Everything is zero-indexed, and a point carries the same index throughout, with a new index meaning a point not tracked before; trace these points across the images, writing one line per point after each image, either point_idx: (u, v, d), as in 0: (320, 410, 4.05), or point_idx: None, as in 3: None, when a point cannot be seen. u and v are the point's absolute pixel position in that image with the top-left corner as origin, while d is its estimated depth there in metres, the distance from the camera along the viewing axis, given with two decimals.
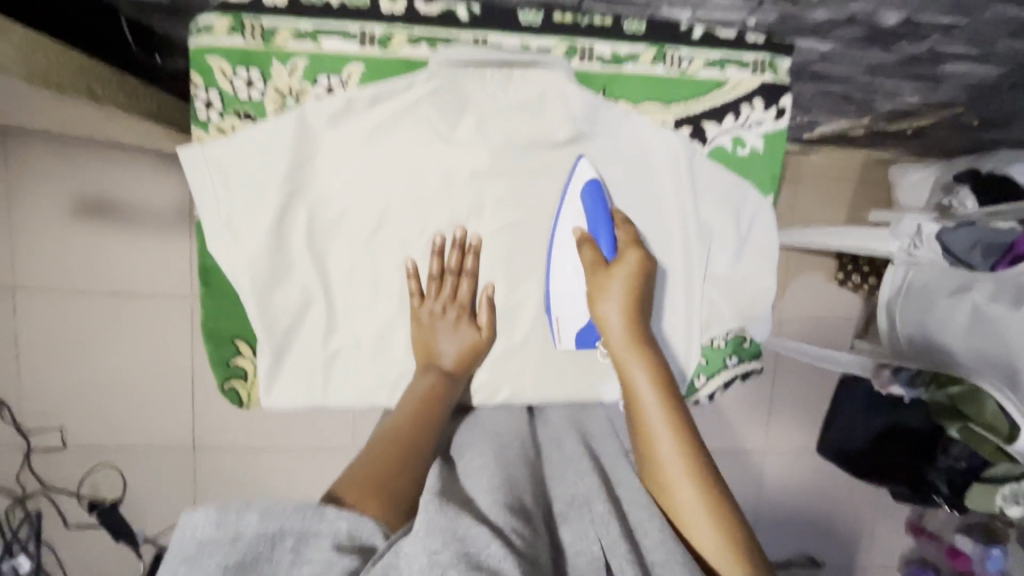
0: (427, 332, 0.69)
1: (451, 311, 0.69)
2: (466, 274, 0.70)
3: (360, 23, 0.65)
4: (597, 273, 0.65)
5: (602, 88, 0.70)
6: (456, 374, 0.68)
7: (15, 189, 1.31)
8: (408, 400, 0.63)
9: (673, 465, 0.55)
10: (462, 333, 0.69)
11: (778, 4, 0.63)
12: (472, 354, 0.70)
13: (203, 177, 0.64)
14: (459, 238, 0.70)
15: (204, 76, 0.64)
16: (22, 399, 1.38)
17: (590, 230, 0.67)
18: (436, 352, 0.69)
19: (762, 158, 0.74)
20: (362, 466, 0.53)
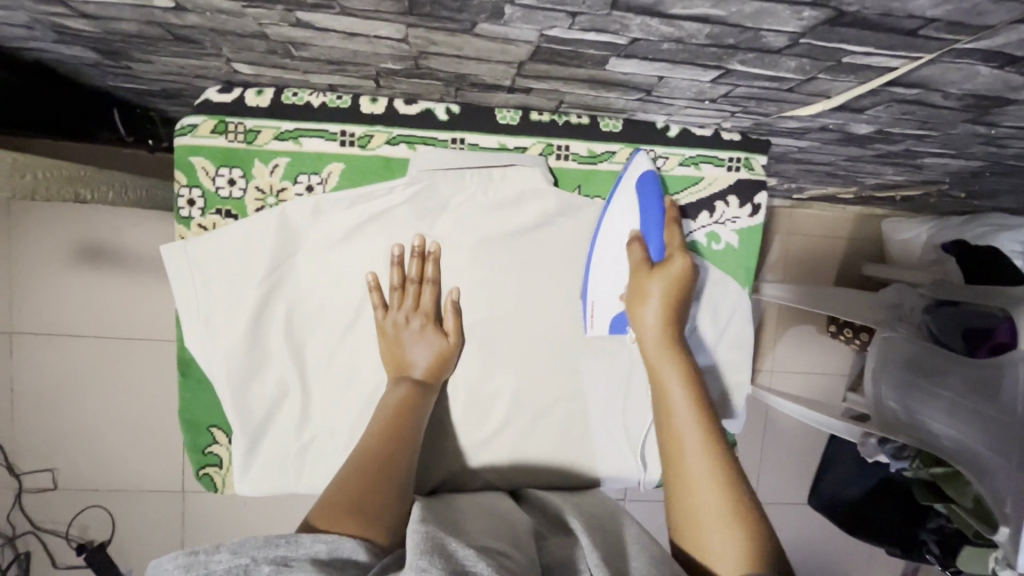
0: (395, 342, 0.68)
1: (416, 319, 0.68)
2: (428, 283, 0.69)
3: (341, 124, 0.66)
4: (638, 274, 0.66)
5: (578, 185, 0.72)
6: (428, 383, 0.67)
7: (14, 237, 1.34)
8: (377, 423, 0.63)
9: (696, 451, 0.58)
10: (429, 337, 0.68)
11: (750, 114, 0.64)
12: (442, 360, 0.69)
13: (182, 275, 0.65)
14: (418, 247, 0.68)
15: (188, 175, 0.66)
16: (16, 440, 1.40)
17: (642, 230, 0.68)
18: (407, 362, 0.67)
19: (736, 252, 0.75)
20: (333, 499, 0.53)
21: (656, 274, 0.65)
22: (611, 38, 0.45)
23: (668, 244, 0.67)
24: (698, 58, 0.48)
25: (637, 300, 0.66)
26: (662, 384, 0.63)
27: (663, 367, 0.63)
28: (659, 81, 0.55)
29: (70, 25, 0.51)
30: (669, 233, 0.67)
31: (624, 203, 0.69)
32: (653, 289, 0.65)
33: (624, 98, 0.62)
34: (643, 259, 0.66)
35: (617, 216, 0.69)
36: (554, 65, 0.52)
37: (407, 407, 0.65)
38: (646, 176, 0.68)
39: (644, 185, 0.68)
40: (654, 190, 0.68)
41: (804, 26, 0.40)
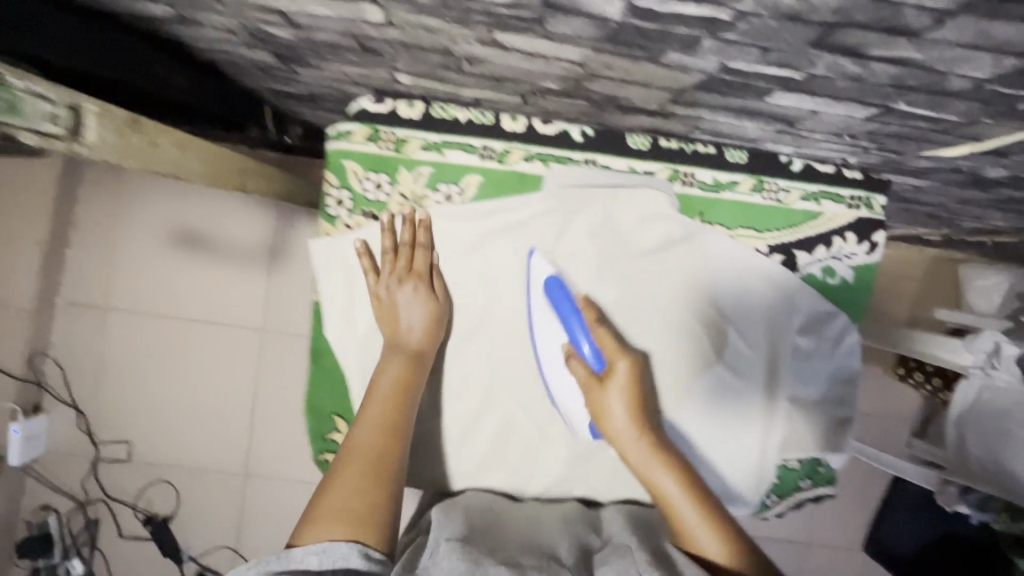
0: (390, 309, 0.69)
1: (408, 283, 0.69)
2: (420, 248, 0.70)
3: (483, 139, 0.71)
4: (590, 390, 0.67)
5: (700, 212, 0.74)
6: (424, 351, 0.68)
7: (120, 218, 1.44)
8: (377, 399, 0.64)
9: (684, 505, 0.60)
10: (419, 301, 0.68)
11: (883, 152, 0.65)
12: (435, 323, 0.69)
13: (325, 269, 0.71)
14: (410, 213, 0.70)
15: (339, 177, 0.71)
16: (99, 411, 1.47)
17: (572, 341, 0.68)
18: (403, 327, 0.68)
19: (850, 289, 0.76)
20: (334, 502, 0.55)
21: (606, 384, 0.67)
22: (789, 73, 0.47)
23: (603, 348, 0.68)
24: (866, 96, 0.50)
25: (600, 418, 0.67)
26: (649, 478, 0.63)
27: (649, 467, 0.63)
28: (809, 115, 0.57)
29: (272, 32, 0.57)
30: (598, 336, 0.69)
31: (544, 313, 0.70)
32: (611, 402, 0.66)
33: (761, 129, 0.64)
34: (588, 375, 0.67)
35: (541, 280, 0.70)
36: (714, 94, 0.55)
37: (405, 386, 0.65)
38: (549, 281, 0.70)
39: (551, 289, 0.70)
40: (563, 294, 0.69)
41: (997, 72, 0.42)
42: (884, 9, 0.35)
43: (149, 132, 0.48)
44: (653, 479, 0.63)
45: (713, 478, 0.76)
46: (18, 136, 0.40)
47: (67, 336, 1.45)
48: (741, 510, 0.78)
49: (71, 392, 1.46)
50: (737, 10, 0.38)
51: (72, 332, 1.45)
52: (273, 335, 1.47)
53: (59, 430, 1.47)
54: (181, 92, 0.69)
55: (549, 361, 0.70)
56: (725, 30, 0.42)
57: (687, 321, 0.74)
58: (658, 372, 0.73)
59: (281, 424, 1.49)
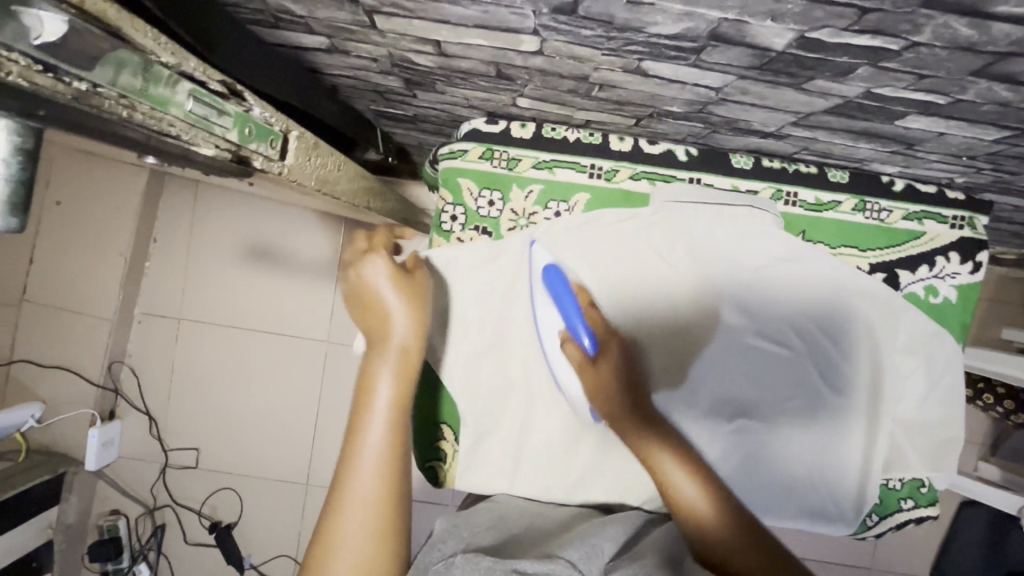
0: (367, 301, 0.61)
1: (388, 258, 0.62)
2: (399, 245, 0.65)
3: (592, 158, 0.73)
4: (583, 374, 0.65)
5: (802, 231, 0.74)
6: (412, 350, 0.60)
7: (195, 233, 1.51)
8: (373, 428, 0.57)
9: (689, 486, 0.61)
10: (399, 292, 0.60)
11: (997, 172, 0.66)
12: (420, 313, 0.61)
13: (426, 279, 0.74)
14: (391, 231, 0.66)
15: (454, 193, 0.74)
16: (169, 419, 1.52)
17: (568, 328, 0.65)
18: (385, 323, 0.60)
19: (954, 309, 0.75)
20: (326, 557, 0.53)
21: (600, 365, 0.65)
22: (934, 98, 0.49)
23: (595, 329, 0.66)
24: (1006, 120, 0.51)
25: (594, 393, 0.65)
26: (659, 469, 0.62)
27: (656, 455, 0.63)
28: (935, 137, 0.58)
29: (415, 60, 0.60)
30: (592, 318, 0.67)
31: (543, 301, 0.67)
32: (605, 377, 0.65)
33: (874, 150, 0.66)
34: (581, 357, 0.65)
35: (539, 269, 0.67)
36: (842, 117, 0.57)
37: (402, 403, 0.58)
38: (549, 269, 0.66)
39: (550, 278, 0.66)
40: (561, 279, 0.65)
41: None
42: None
43: (324, 155, 0.54)
44: (660, 466, 0.62)
45: (820, 497, 0.73)
46: (250, 163, 0.44)
47: (144, 346, 1.52)
48: (840, 531, 0.75)
49: (145, 400, 1.51)
50: (911, 41, 0.40)
51: (148, 342, 1.51)
52: (338, 349, 1.51)
53: (132, 436, 1.52)
54: (333, 115, 0.76)
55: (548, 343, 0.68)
56: (888, 59, 0.43)
57: (784, 335, 0.73)
58: (753, 389, 0.73)
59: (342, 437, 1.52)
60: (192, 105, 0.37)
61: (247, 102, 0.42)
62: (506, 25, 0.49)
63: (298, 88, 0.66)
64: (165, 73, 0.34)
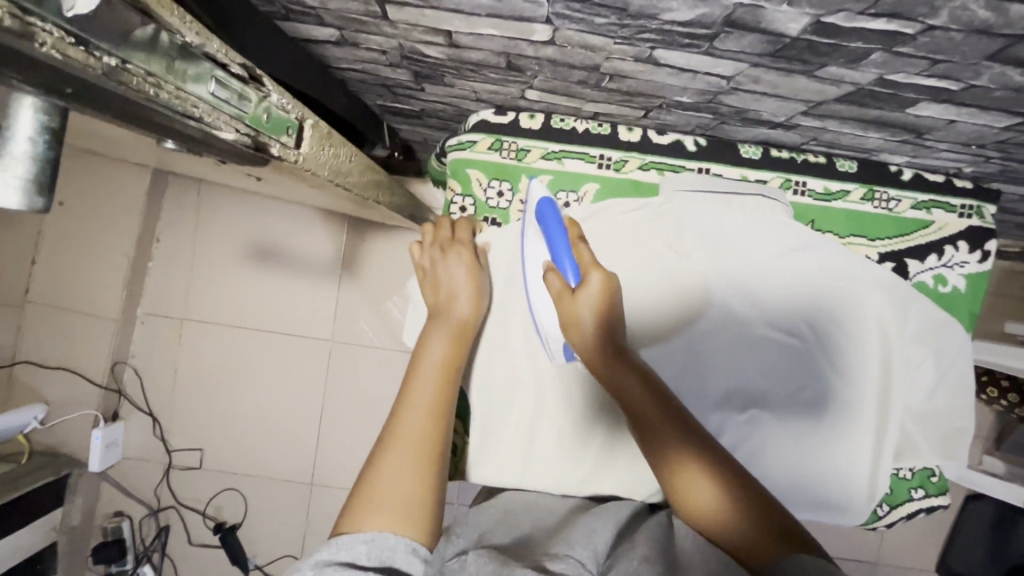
0: (434, 278, 0.68)
1: (453, 252, 0.68)
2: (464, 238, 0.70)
3: (600, 149, 0.73)
4: (562, 301, 0.63)
5: (811, 221, 0.74)
6: (472, 314, 0.67)
7: (198, 232, 1.50)
8: (426, 374, 0.60)
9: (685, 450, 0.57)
10: (463, 270, 0.67)
11: (1006, 161, 0.66)
12: (478, 288, 0.68)
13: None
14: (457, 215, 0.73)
15: (463, 185, 0.74)
16: (173, 419, 1.51)
17: (555, 259, 0.64)
18: (448, 296, 0.66)
19: (963, 297, 0.75)
20: (371, 491, 0.52)
21: (579, 296, 0.62)
22: (946, 84, 0.49)
23: (579, 261, 0.64)
24: (1018, 106, 0.51)
25: (570, 328, 0.64)
26: (648, 429, 0.60)
27: (642, 411, 0.60)
28: (945, 125, 0.58)
29: (424, 51, 0.60)
30: (578, 250, 0.64)
31: (533, 233, 0.67)
32: (581, 314, 0.63)
33: (883, 139, 0.66)
34: (562, 287, 0.63)
35: (535, 199, 0.66)
36: (853, 105, 0.57)
37: (455, 359, 0.63)
38: (543, 202, 0.65)
39: (543, 210, 0.65)
40: (552, 212, 0.64)
41: None
42: None
43: (337, 144, 0.53)
44: (649, 425, 0.60)
45: (831, 487, 0.73)
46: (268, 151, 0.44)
47: (148, 346, 1.51)
48: (851, 522, 0.75)
49: (148, 400, 1.51)
50: (927, 25, 0.40)
51: (152, 342, 1.51)
52: (342, 348, 1.51)
53: (135, 437, 1.52)
54: (343, 109, 0.76)
55: (531, 272, 0.68)
56: (902, 44, 0.44)
57: (795, 326, 0.73)
58: (763, 379, 0.73)
59: (347, 436, 1.51)
60: (214, 88, 0.37)
61: (266, 88, 0.42)
62: (519, 13, 0.49)
63: (311, 80, 0.66)
64: (186, 55, 0.35)
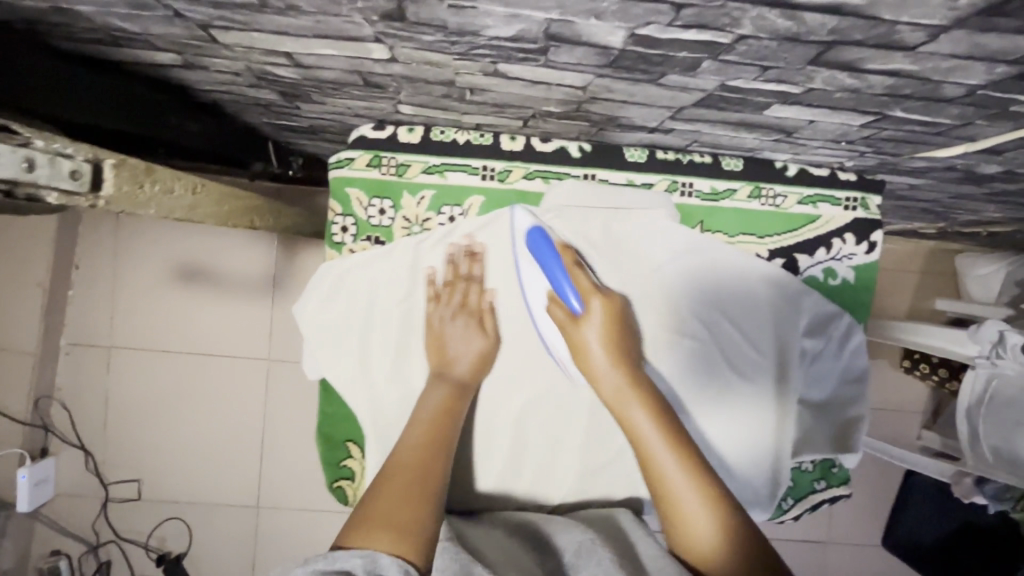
0: (436, 335, 0.68)
1: (461, 317, 0.68)
2: (476, 283, 0.70)
3: (483, 159, 0.71)
4: (567, 331, 0.66)
5: (700, 221, 0.74)
6: (467, 382, 0.67)
7: (121, 257, 1.45)
8: (419, 423, 0.62)
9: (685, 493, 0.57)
10: (469, 335, 0.68)
11: (879, 154, 0.67)
12: (482, 360, 0.68)
13: (324, 294, 0.70)
14: (466, 247, 0.70)
15: (343, 204, 0.71)
16: (107, 451, 1.46)
17: (555, 288, 0.66)
18: (449, 357, 0.67)
19: (852, 289, 0.76)
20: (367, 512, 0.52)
21: (583, 325, 0.65)
22: (786, 87, 0.49)
23: (579, 287, 0.66)
24: (863, 105, 0.51)
25: (579, 355, 0.65)
26: (644, 449, 0.60)
27: (655, 445, 0.60)
28: (806, 124, 0.58)
29: (276, 72, 0.58)
30: (575, 276, 0.66)
31: (527, 263, 0.68)
32: (588, 339, 0.65)
33: (758, 139, 0.65)
34: (566, 317, 0.65)
35: (523, 232, 0.68)
36: (711, 109, 0.56)
37: (450, 411, 0.64)
38: (532, 231, 0.67)
39: (534, 241, 0.67)
40: (545, 241, 0.66)
41: (991, 79, 0.43)
42: (881, 27, 0.37)
43: (165, 178, 0.49)
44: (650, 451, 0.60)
45: (738, 484, 0.73)
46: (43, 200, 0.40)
47: (74, 377, 1.45)
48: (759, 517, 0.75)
49: (78, 433, 1.45)
50: (737, 34, 0.40)
51: (79, 373, 1.45)
52: (280, 365, 1.47)
53: (69, 473, 1.46)
54: (193, 134, 0.74)
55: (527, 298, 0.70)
56: (725, 52, 0.43)
57: (691, 327, 0.72)
58: (664, 383, 0.71)
59: (290, 456, 1.48)
60: None
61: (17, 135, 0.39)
62: (345, 34, 0.47)
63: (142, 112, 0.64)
64: None
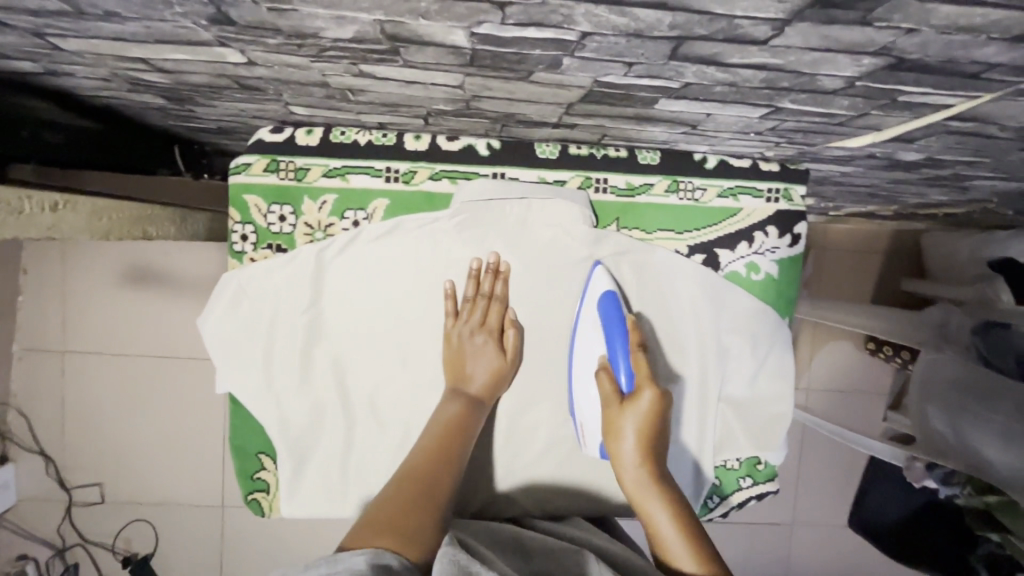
0: (458, 354, 0.69)
1: (481, 334, 0.68)
2: (497, 301, 0.70)
3: (386, 161, 0.69)
4: (609, 406, 0.64)
5: (616, 218, 0.72)
6: (482, 400, 0.68)
7: (67, 259, 1.42)
8: (431, 433, 0.64)
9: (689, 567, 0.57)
10: (491, 355, 0.69)
11: (795, 145, 0.64)
12: (497, 379, 0.69)
13: (223, 307, 0.68)
14: (492, 264, 0.69)
15: (241, 212, 0.69)
16: (67, 455, 1.45)
17: (610, 357, 0.65)
18: (466, 374, 0.68)
19: (776, 284, 0.74)
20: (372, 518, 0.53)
21: (626, 407, 0.63)
22: (663, 82, 0.46)
23: (636, 370, 0.64)
24: (749, 98, 0.48)
25: (612, 437, 0.64)
26: (645, 509, 0.61)
27: (646, 498, 0.62)
28: (706, 117, 0.56)
29: (145, 77, 0.55)
30: (636, 359, 0.65)
31: (590, 324, 0.67)
32: (626, 425, 0.63)
33: (667, 132, 0.63)
34: (612, 391, 0.64)
35: (595, 295, 0.68)
36: (601, 105, 0.54)
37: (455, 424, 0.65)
38: (605, 297, 0.66)
39: (605, 307, 0.66)
40: (614, 309, 0.66)
41: (862, 70, 0.40)
42: (720, 21, 0.34)
43: None
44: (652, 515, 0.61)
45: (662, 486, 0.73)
46: None
47: (28, 384, 1.44)
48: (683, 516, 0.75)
49: (37, 439, 1.45)
50: (579, 31, 0.37)
51: (34, 379, 1.44)
52: None
53: (30, 478, 1.46)
54: (60, 147, 0.66)
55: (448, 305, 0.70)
56: (578, 49, 0.40)
57: None
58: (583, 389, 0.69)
59: None
60: None
61: None
62: (186, 39, 0.44)
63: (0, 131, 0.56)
64: None
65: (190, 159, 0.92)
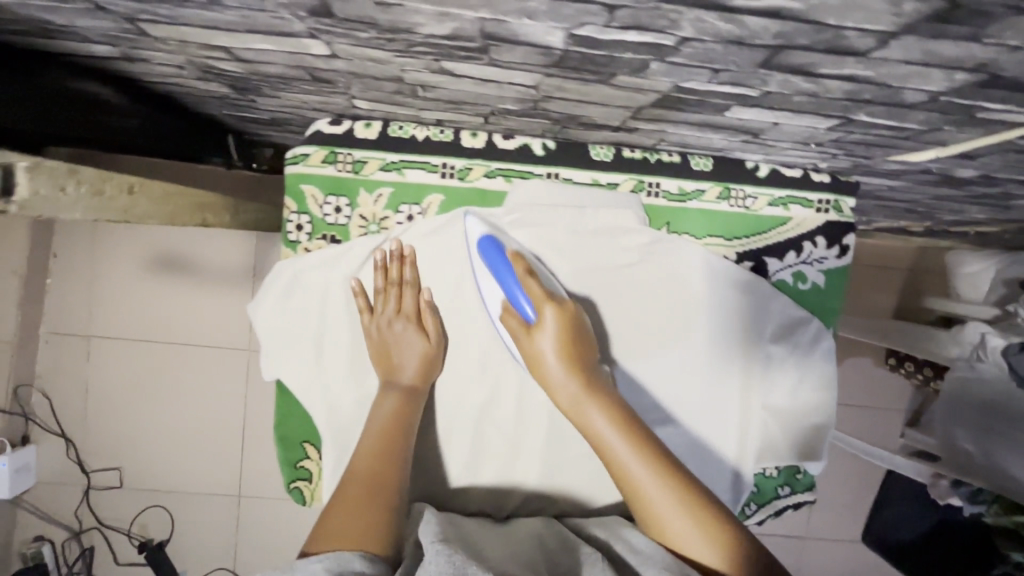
0: (382, 346, 0.67)
1: (399, 321, 0.67)
2: (408, 286, 0.69)
3: (443, 157, 0.69)
4: (523, 341, 0.65)
5: (666, 223, 0.72)
6: (418, 387, 0.67)
7: (96, 243, 1.43)
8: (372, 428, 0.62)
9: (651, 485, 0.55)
10: (414, 342, 0.67)
11: (851, 157, 0.64)
12: (429, 363, 0.68)
13: (276, 295, 0.69)
14: (394, 251, 0.68)
15: (297, 202, 0.69)
16: (88, 438, 1.46)
17: (508, 297, 0.65)
18: (396, 365, 0.67)
19: (821, 293, 0.75)
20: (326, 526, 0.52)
21: (535, 334, 0.64)
22: (743, 90, 0.46)
23: (531, 294, 0.64)
24: (824, 109, 0.49)
25: (536, 368, 0.64)
26: (586, 426, 0.60)
27: (584, 412, 0.61)
28: (772, 126, 0.56)
29: (220, 66, 0.55)
30: (527, 283, 0.65)
31: (483, 275, 0.67)
32: (544, 350, 0.63)
33: (727, 140, 0.63)
34: (519, 325, 0.65)
35: (474, 243, 0.67)
36: (671, 110, 0.54)
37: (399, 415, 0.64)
38: (483, 241, 0.66)
39: (485, 250, 0.66)
40: (494, 249, 0.66)
41: (952, 85, 0.40)
42: (827, 32, 0.34)
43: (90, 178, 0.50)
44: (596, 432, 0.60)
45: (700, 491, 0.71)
46: None
47: (51, 366, 1.45)
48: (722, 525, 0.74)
49: (59, 421, 1.45)
50: (679, 36, 0.37)
51: (58, 361, 1.44)
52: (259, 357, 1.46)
53: (51, 460, 1.46)
54: None
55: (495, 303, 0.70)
56: (671, 54, 0.40)
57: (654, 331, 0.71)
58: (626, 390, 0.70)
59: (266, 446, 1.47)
60: None
61: None
62: (277, 29, 0.45)
63: None
64: None
65: (241, 148, 0.94)
